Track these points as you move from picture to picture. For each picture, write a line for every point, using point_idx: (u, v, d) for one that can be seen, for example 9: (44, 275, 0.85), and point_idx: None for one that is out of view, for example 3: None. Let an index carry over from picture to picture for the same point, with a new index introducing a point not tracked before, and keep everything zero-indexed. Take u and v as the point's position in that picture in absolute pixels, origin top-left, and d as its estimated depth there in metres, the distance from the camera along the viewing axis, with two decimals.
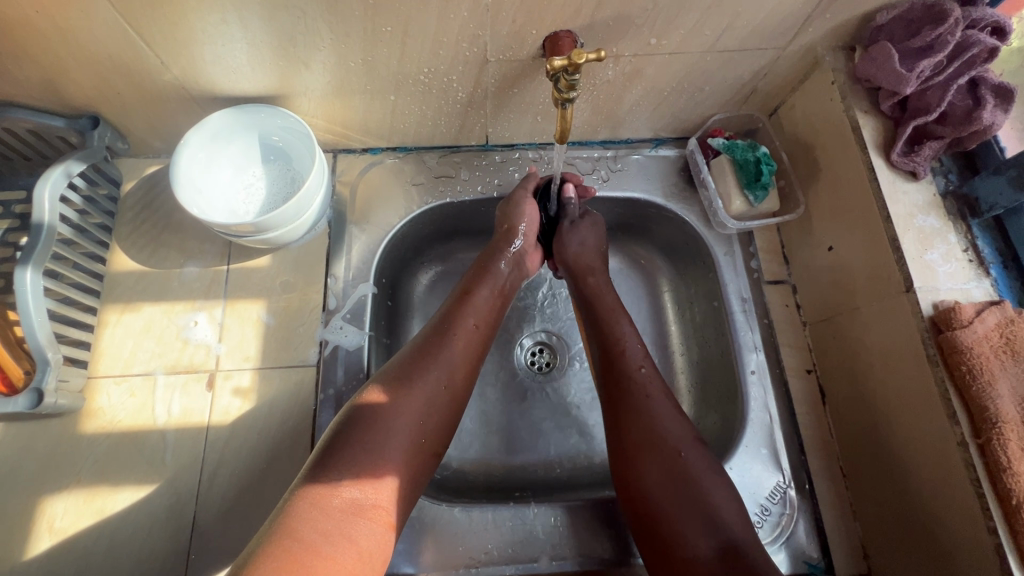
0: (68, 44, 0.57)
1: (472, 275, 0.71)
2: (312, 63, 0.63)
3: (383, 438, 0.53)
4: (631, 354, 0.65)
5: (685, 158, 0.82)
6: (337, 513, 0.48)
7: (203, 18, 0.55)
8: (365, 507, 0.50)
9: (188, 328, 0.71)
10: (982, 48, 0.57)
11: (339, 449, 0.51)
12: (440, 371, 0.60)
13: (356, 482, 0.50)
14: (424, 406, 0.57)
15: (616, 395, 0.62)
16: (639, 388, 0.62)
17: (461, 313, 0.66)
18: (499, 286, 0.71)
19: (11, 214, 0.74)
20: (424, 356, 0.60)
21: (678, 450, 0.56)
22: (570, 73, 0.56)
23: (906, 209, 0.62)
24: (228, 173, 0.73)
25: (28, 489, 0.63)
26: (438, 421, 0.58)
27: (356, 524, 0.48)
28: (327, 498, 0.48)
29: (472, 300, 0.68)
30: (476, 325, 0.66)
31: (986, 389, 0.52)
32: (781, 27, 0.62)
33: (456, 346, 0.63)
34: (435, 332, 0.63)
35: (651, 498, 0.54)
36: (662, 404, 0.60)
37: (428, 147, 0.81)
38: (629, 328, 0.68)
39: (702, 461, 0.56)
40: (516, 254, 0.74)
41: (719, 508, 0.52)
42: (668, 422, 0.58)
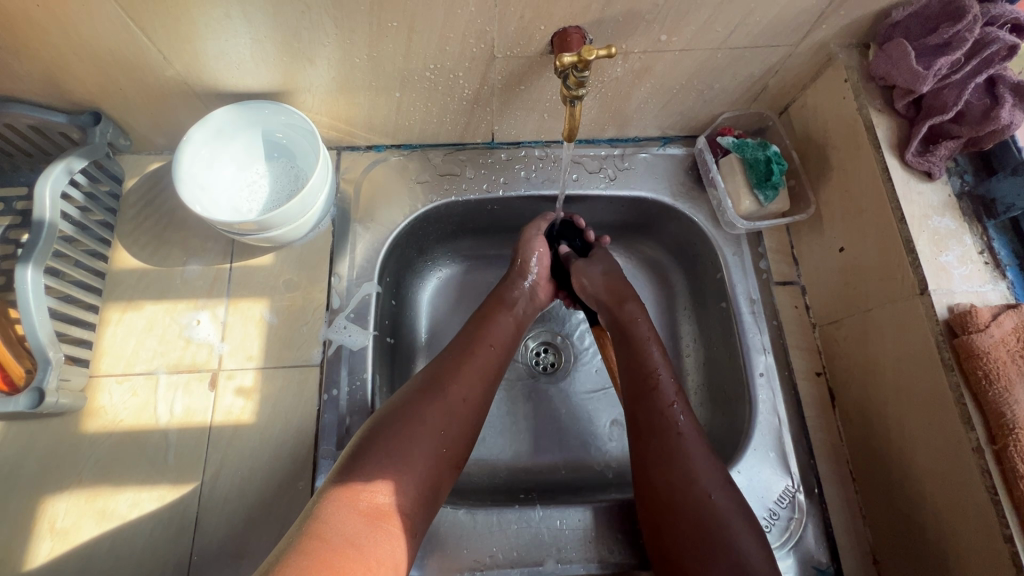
0: (69, 39, 0.56)
1: (484, 305, 0.72)
2: (317, 59, 0.62)
3: (406, 446, 0.53)
4: (655, 370, 0.65)
5: (694, 157, 0.81)
6: (362, 518, 0.48)
7: (207, 13, 0.55)
8: (388, 513, 0.50)
9: (191, 327, 0.70)
10: (1001, 45, 0.56)
11: (365, 455, 0.52)
12: (462, 389, 0.60)
13: (382, 490, 0.50)
14: (447, 419, 0.57)
15: (642, 413, 0.62)
16: (668, 419, 0.60)
17: (480, 334, 0.67)
18: (518, 318, 0.71)
19: (12, 211, 0.73)
20: (448, 372, 0.61)
21: (700, 477, 0.56)
22: (579, 70, 0.55)
23: (921, 210, 0.61)
24: (231, 170, 0.72)
25: (29, 489, 0.63)
26: (460, 434, 0.58)
27: (380, 529, 0.48)
28: (354, 500, 0.49)
29: (490, 320, 0.69)
30: (493, 343, 0.66)
31: (1003, 394, 0.51)
32: (794, 23, 0.61)
33: (477, 371, 0.62)
34: (458, 349, 0.64)
35: (677, 520, 0.54)
36: (690, 433, 0.59)
37: (433, 145, 0.80)
38: (659, 354, 0.66)
39: (730, 499, 0.55)
40: (528, 292, 0.74)
41: (742, 546, 0.52)
42: (695, 450, 0.58)
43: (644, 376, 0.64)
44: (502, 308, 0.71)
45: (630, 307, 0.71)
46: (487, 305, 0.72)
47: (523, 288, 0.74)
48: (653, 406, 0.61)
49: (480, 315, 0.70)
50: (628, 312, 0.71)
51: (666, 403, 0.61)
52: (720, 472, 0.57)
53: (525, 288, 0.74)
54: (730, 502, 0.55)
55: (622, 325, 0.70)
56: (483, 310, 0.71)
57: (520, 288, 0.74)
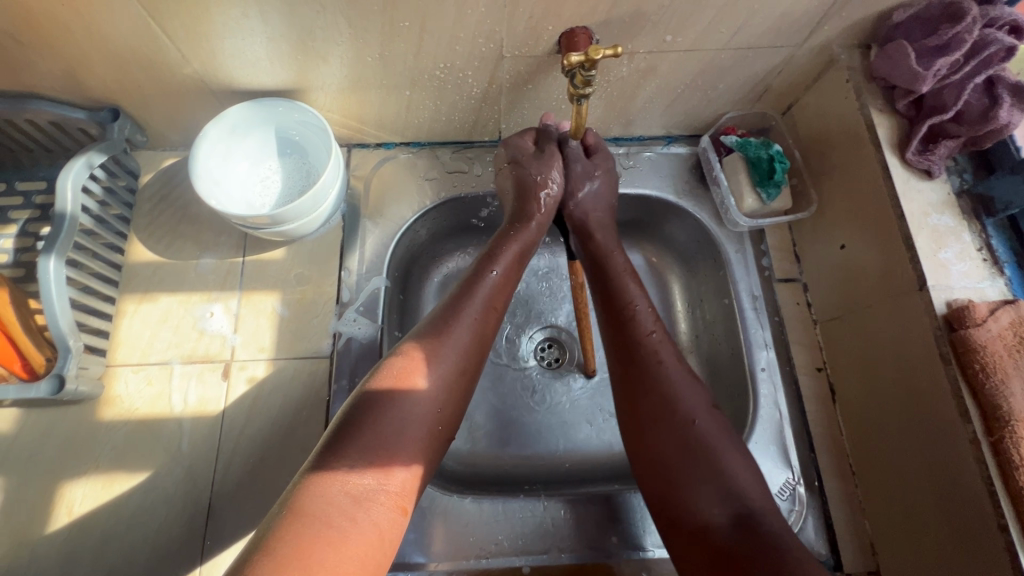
0: (92, 37, 0.58)
1: (501, 236, 0.69)
2: (330, 57, 0.63)
3: (397, 428, 0.52)
4: (642, 318, 0.64)
5: (697, 156, 0.82)
6: (348, 500, 0.47)
7: (225, 12, 0.56)
8: (378, 494, 0.48)
9: (204, 319, 0.72)
10: (999, 46, 0.57)
11: (354, 433, 0.50)
12: (456, 351, 0.58)
13: (370, 469, 0.49)
14: (439, 390, 0.56)
15: (624, 347, 0.62)
16: (649, 349, 0.61)
17: (476, 289, 0.63)
18: (521, 250, 0.68)
19: (32, 205, 0.75)
20: (442, 331, 0.59)
21: (691, 420, 0.56)
22: (586, 69, 0.56)
23: (921, 208, 0.62)
24: (245, 166, 0.74)
25: (48, 474, 0.65)
26: (451, 408, 0.57)
27: (371, 508, 0.47)
28: (338, 483, 0.47)
29: (498, 263, 0.66)
30: (494, 305, 0.64)
31: (999, 387, 0.52)
32: (796, 25, 0.62)
33: (469, 331, 0.60)
34: (449, 308, 0.61)
35: (661, 456, 0.55)
36: (670, 362, 0.60)
37: (441, 143, 0.82)
38: (635, 285, 0.67)
39: (714, 426, 0.55)
40: (541, 221, 0.71)
41: (735, 478, 0.52)
42: (675, 381, 0.58)
43: (623, 308, 0.65)
44: (506, 253, 0.66)
45: (604, 239, 0.71)
46: (499, 235, 0.69)
47: (537, 218, 0.70)
48: (634, 337, 0.62)
49: (484, 258, 0.66)
50: (601, 242, 0.71)
51: (644, 332, 0.62)
52: (703, 399, 0.57)
53: (538, 219, 0.70)
54: (719, 433, 0.55)
55: (597, 258, 0.70)
56: (499, 242, 0.68)
57: (534, 215, 0.70)
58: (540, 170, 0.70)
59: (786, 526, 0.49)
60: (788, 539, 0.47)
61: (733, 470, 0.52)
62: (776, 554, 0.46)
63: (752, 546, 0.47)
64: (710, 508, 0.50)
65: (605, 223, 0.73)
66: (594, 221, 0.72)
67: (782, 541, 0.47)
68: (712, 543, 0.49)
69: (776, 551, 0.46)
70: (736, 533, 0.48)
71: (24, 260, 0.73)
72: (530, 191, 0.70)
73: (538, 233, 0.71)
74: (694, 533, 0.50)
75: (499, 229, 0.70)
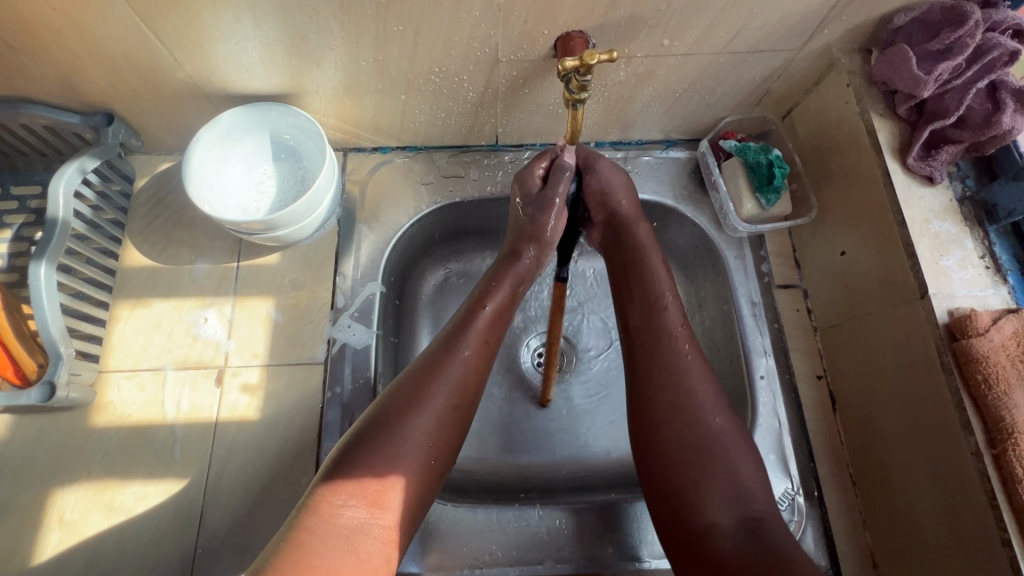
0: (85, 43, 0.58)
1: (493, 272, 0.67)
2: (324, 62, 0.63)
3: (389, 459, 0.51)
4: (671, 314, 0.62)
5: (696, 160, 0.82)
6: (340, 535, 0.46)
7: (217, 17, 0.56)
8: (372, 527, 0.48)
9: (198, 325, 0.71)
10: (1002, 51, 0.56)
11: (346, 472, 0.50)
12: (449, 393, 0.56)
13: (362, 504, 0.49)
14: (433, 427, 0.54)
15: (646, 337, 0.61)
16: (675, 344, 0.59)
17: (471, 325, 0.61)
18: (514, 288, 0.66)
19: (27, 209, 0.75)
20: (435, 368, 0.57)
21: (710, 419, 0.55)
22: (581, 74, 0.55)
23: (922, 214, 0.61)
24: (239, 171, 0.73)
25: (39, 480, 0.64)
26: (446, 443, 0.55)
27: (362, 542, 0.47)
28: (333, 515, 0.47)
29: (492, 299, 0.64)
30: (487, 340, 0.61)
31: (1002, 398, 0.51)
32: (796, 28, 0.61)
33: (463, 371, 0.58)
34: (446, 343, 0.59)
35: (669, 451, 0.54)
36: (694, 358, 0.59)
37: (438, 147, 0.81)
38: (665, 275, 0.65)
39: (732, 429, 0.55)
40: (534, 262, 0.68)
41: (744, 479, 0.52)
42: (699, 381, 0.57)
43: (651, 295, 0.63)
44: (500, 289, 0.64)
45: (641, 232, 0.68)
46: (490, 273, 0.67)
47: (529, 256, 0.67)
48: (659, 330, 0.60)
49: (477, 295, 0.64)
50: (641, 234, 0.68)
51: (671, 327, 0.61)
52: (723, 400, 0.57)
53: (530, 257, 0.67)
54: (734, 435, 0.54)
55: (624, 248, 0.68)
56: (492, 277, 0.66)
57: (527, 256, 0.67)
58: (537, 212, 0.67)
59: (789, 534, 0.49)
60: (789, 548, 0.47)
61: (744, 474, 0.52)
62: (778, 561, 0.46)
63: (754, 554, 0.47)
64: (716, 511, 0.50)
65: (639, 214, 0.70)
66: (631, 214, 0.69)
67: (786, 550, 0.47)
68: (712, 543, 0.49)
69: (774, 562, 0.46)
70: (739, 539, 0.48)
71: (18, 264, 0.73)
72: (526, 234, 0.67)
73: (531, 272, 0.68)
74: (694, 536, 0.50)
75: (489, 267, 0.67)
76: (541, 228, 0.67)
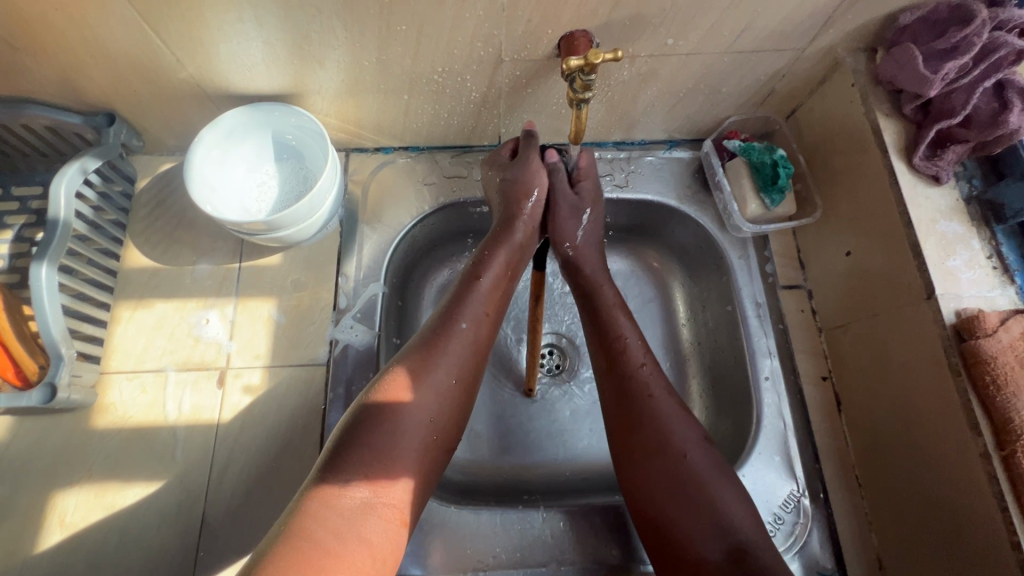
0: (86, 43, 0.57)
1: (487, 242, 0.67)
2: (327, 62, 0.63)
3: (392, 439, 0.51)
4: (632, 350, 0.62)
5: (700, 160, 0.81)
6: (344, 516, 0.46)
7: (219, 16, 0.56)
8: (376, 506, 0.48)
9: (200, 326, 0.71)
10: (1009, 50, 0.56)
11: (348, 451, 0.49)
12: (449, 364, 0.57)
13: (366, 481, 0.48)
14: (434, 401, 0.55)
15: (614, 382, 0.61)
16: (640, 382, 0.60)
17: (470, 298, 0.61)
18: (509, 260, 0.66)
19: (28, 210, 0.75)
20: (434, 344, 0.57)
21: (683, 454, 0.55)
22: (586, 73, 0.55)
23: (928, 214, 0.61)
24: (241, 172, 0.73)
25: (39, 482, 0.64)
26: (449, 414, 0.56)
27: (367, 522, 0.47)
28: (337, 499, 0.47)
29: (488, 270, 0.64)
30: (487, 311, 0.62)
31: (1011, 400, 0.50)
32: (801, 28, 0.61)
33: (464, 342, 0.59)
34: (444, 316, 0.59)
35: (653, 492, 0.54)
36: (662, 396, 0.59)
37: (441, 147, 0.81)
38: (626, 320, 0.66)
39: (708, 460, 0.54)
40: (527, 224, 0.69)
41: (727, 511, 0.51)
42: (668, 418, 0.57)
43: (612, 340, 0.63)
44: (495, 261, 0.65)
45: (593, 272, 0.70)
46: (485, 243, 0.67)
47: (522, 220, 0.68)
48: (623, 371, 0.61)
49: (473, 265, 0.65)
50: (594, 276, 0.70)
51: (635, 365, 0.61)
52: (696, 432, 0.57)
53: (525, 223, 0.69)
54: (711, 466, 0.54)
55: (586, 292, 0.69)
56: (486, 247, 0.66)
57: (521, 219, 0.68)
58: (518, 172, 0.68)
59: (779, 556, 0.48)
60: (779, 572, 0.47)
61: (726, 504, 0.51)
62: None
63: None
64: (705, 545, 0.50)
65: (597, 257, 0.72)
66: (586, 258, 0.71)
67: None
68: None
69: None
70: (732, 569, 0.47)
71: (19, 265, 0.72)
72: (515, 194, 0.68)
73: (525, 240, 0.69)
74: (692, 574, 0.49)
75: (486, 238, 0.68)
76: (528, 190, 0.68)
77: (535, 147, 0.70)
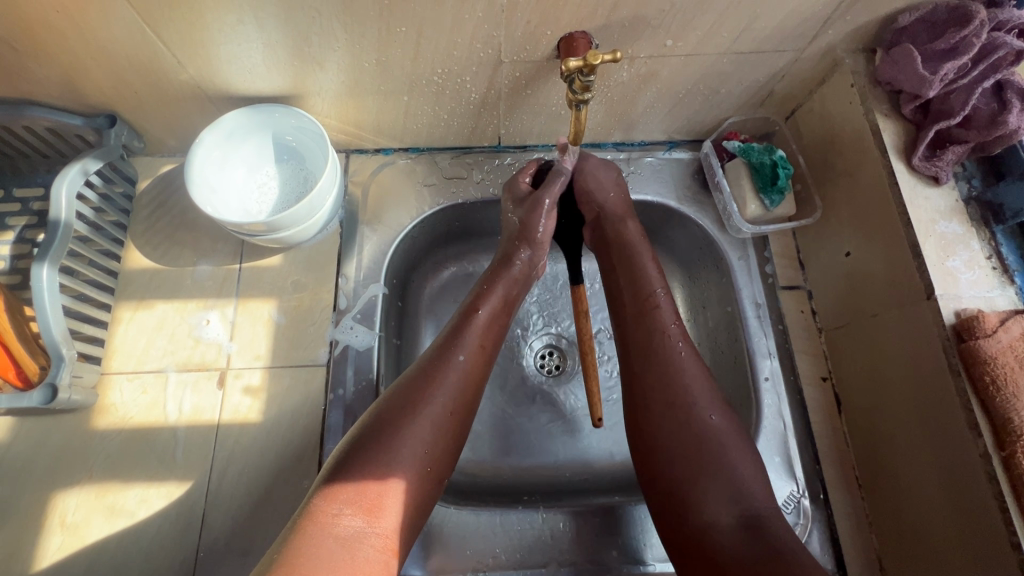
0: (87, 45, 0.58)
1: (487, 277, 0.67)
2: (327, 63, 0.63)
3: (386, 467, 0.51)
4: (665, 312, 0.63)
5: (699, 161, 0.81)
6: (338, 543, 0.46)
7: (220, 18, 0.56)
8: (369, 535, 0.47)
9: (200, 327, 0.71)
10: (1007, 50, 0.56)
11: (344, 479, 0.49)
12: (444, 399, 0.56)
13: (359, 512, 0.48)
14: (430, 433, 0.54)
15: (639, 340, 0.62)
16: (668, 342, 0.61)
17: (465, 331, 0.61)
18: (507, 293, 0.66)
19: (29, 211, 0.75)
20: (429, 375, 0.57)
21: (707, 416, 0.56)
22: (585, 74, 0.55)
23: (928, 215, 0.61)
24: (242, 173, 0.73)
25: (40, 483, 0.64)
26: (443, 447, 0.55)
27: (359, 551, 0.46)
28: (331, 525, 0.47)
29: (486, 303, 0.64)
30: (481, 344, 0.62)
31: (1011, 401, 0.50)
32: (800, 29, 0.61)
33: (459, 375, 0.58)
34: (441, 349, 0.59)
35: (670, 448, 0.55)
36: (690, 357, 0.60)
37: (440, 148, 0.81)
38: (656, 272, 0.67)
39: (729, 425, 0.55)
40: (528, 262, 0.69)
41: (742, 475, 0.52)
42: (692, 375, 0.58)
43: (643, 293, 0.65)
44: (492, 294, 0.65)
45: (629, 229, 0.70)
46: (484, 277, 0.68)
47: (523, 260, 0.69)
48: (653, 329, 0.62)
49: (471, 298, 0.65)
50: (630, 230, 0.70)
51: (665, 325, 0.62)
52: (716, 396, 0.57)
53: (524, 259, 0.69)
54: (731, 433, 0.55)
55: (617, 246, 0.70)
56: (485, 281, 0.67)
57: (520, 257, 0.69)
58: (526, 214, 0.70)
59: (790, 531, 0.49)
60: (789, 540, 0.47)
61: (742, 470, 0.52)
62: (778, 552, 0.46)
63: (754, 547, 0.47)
64: (716, 508, 0.50)
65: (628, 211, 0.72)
66: (620, 210, 0.71)
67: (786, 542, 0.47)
68: (712, 541, 0.49)
69: (773, 551, 0.46)
70: (741, 533, 0.48)
71: (20, 266, 0.72)
72: (518, 235, 0.69)
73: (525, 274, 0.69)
74: (693, 534, 0.50)
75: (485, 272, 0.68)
76: (534, 229, 0.69)
77: (555, 188, 0.71)
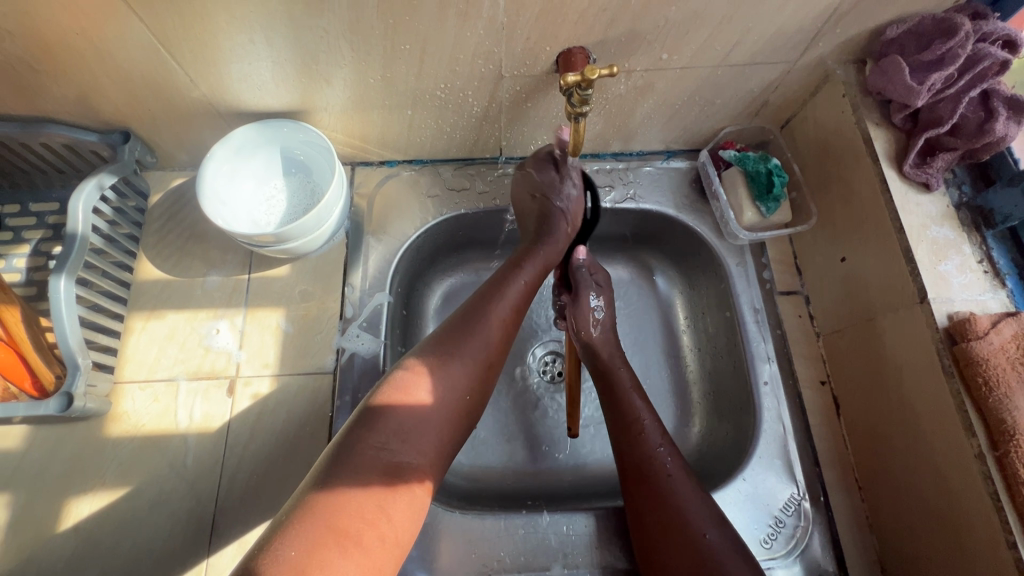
0: (105, 65, 0.60)
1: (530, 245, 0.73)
2: (333, 79, 0.65)
3: (416, 424, 0.53)
4: (650, 435, 0.63)
5: (697, 169, 0.83)
6: (378, 475, 0.49)
7: (231, 38, 0.58)
8: (403, 471, 0.51)
9: (210, 336, 0.73)
10: (993, 61, 0.58)
11: (380, 415, 0.52)
12: (482, 345, 0.61)
13: (398, 444, 0.52)
14: (467, 377, 0.59)
15: (632, 464, 0.62)
16: (658, 465, 0.61)
17: (506, 287, 0.66)
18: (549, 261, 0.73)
19: (45, 225, 0.77)
20: (471, 323, 0.62)
21: (702, 533, 0.56)
22: (583, 88, 0.57)
23: (920, 220, 0.62)
24: (251, 186, 0.75)
25: (55, 490, 0.65)
26: (479, 395, 0.60)
27: (394, 484, 0.50)
28: (370, 457, 0.50)
29: (529, 267, 0.70)
30: (522, 301, 0.67)
31: (1003, 400, 0.52)
32: (791, 42, 0.63)
33: (497, 327, 0.63)
34: (479, 301, 0.64)
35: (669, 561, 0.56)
36: (681, 478, 0.60)
37: (443, 160, 0.83)
38: (644, 405, 0.67)
39: (726, 541, 0.55)
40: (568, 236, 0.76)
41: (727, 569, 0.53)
42: (686, 495, 0.58)
43: (629, 421, 0.65)
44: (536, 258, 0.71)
45: (611, 357, 0.72)
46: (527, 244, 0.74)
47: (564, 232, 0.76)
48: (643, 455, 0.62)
49: (513, 261, 0.70)
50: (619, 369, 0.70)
51: (652, 449, 0.62)
52: (712, 510, 0.58)
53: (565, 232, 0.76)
54: (729, 551, 0.54)
55: (603, 374, 0.70)
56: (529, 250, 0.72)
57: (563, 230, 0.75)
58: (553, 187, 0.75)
59: None
60: None
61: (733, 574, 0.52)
62: None
63: None
64: None
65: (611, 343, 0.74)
66: (602, 350, 0.72)
67: None
68: None
69: None
70: None
71: (36, 278, 0.75)
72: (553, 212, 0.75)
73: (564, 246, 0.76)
74: None
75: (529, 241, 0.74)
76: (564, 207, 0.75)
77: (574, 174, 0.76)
